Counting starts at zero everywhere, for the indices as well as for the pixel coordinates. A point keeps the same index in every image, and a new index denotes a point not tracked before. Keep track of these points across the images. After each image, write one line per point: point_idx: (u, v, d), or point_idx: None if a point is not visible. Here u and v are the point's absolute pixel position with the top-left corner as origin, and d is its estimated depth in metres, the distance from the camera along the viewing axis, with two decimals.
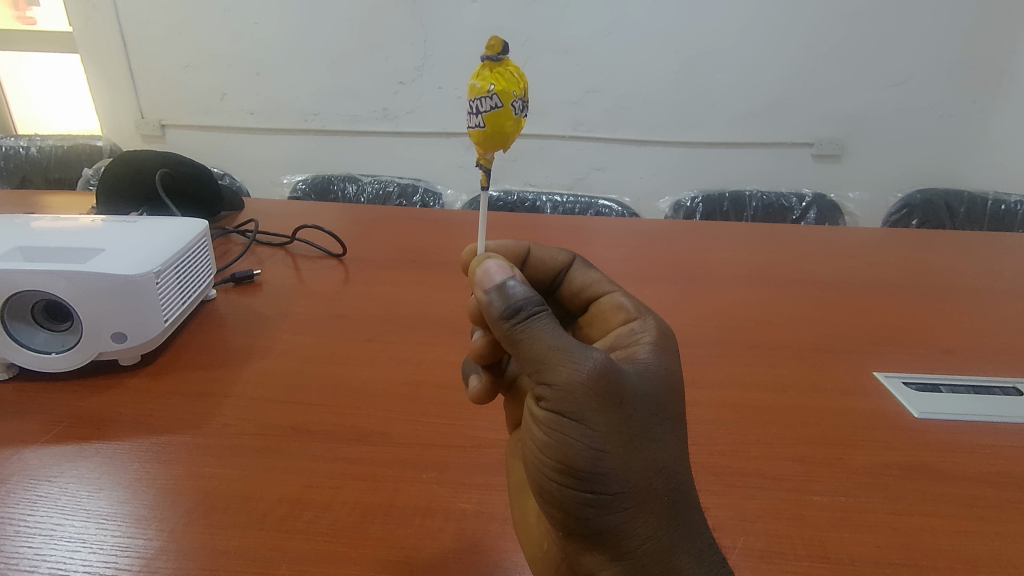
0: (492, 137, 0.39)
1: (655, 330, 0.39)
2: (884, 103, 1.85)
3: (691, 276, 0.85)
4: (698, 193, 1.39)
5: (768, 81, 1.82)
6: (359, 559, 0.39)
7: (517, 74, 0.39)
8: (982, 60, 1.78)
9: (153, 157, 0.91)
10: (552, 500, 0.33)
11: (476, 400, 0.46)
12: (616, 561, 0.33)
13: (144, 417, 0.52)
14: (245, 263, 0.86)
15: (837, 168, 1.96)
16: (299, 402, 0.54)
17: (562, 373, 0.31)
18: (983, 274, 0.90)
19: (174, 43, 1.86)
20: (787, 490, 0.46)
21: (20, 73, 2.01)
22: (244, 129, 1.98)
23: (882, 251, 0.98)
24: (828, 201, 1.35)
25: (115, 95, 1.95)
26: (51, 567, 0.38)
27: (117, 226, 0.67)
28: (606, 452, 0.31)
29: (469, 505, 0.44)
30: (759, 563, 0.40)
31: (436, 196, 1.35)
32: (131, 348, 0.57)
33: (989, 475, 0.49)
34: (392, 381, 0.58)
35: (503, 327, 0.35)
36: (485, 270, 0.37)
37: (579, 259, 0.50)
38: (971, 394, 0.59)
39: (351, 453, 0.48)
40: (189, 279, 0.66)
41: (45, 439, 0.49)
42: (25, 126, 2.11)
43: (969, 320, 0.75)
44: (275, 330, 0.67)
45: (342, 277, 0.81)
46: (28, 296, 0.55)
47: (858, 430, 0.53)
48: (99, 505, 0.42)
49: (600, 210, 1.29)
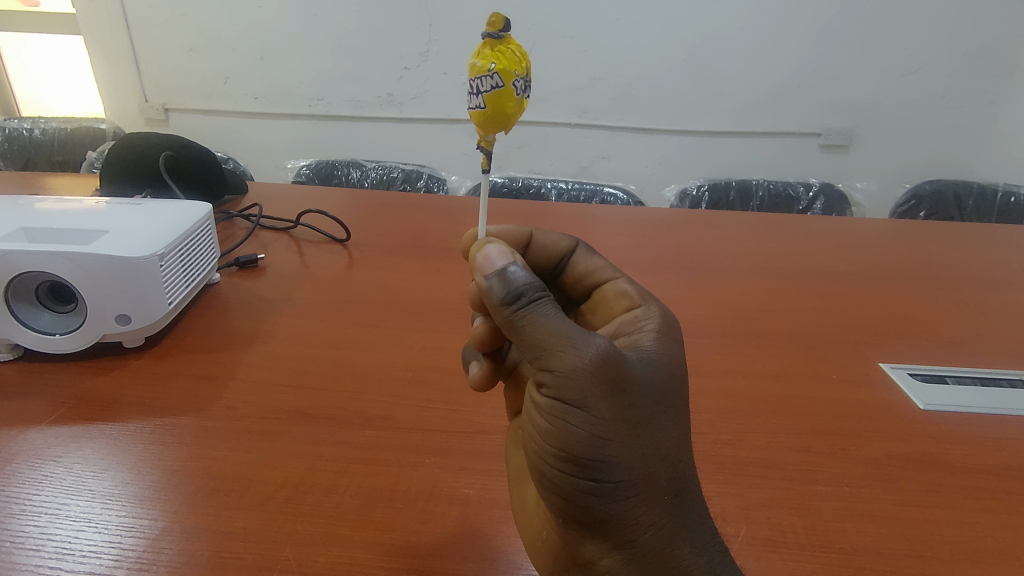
0: (494, 118, 0.39)
1: (659, 317, 0.39)
2: (894, 93, 1.82)
3: (697, 265, 0.84)
4: (704, 182, 1.37)
5: (777, 70, 1.79)
6: (362, 542, 0.39)
7: (519, 53, 0.39)
8: (994, 49, 1.75)
9: (155, 139, 0.90)
10: (553, 487, 0.33)
11: (476, 386, 0.46)
12: (616, 551, 0.33)
13: (148, 399, 0.52)
14: (249, 247, 0.86)
15: (845, 159, 1.94)
16: (302, 386, 0.54)
17: (564, 359, 0.31)
18: (991, 267, 0.89)
19: (175, 26, 1.84)
20: (790, 479, 0.46)
21: (23, 54, 2.01)
22: (247, 113, 1.97)
23: (890, 243, 0.97)
24: (836, 191, 1.33)
25: (118, 77, 1.94)
26: (57, 546, 0.38)
27: (120, 209, 0.66)
28: (608, 439, 0.31)
29: (471, 490, 0.44)
30: (761, 551, 0.40)
31: (440, 182, 1.35)
32: (135, 331, 0.57)
33: (995, 468, 0.48)
34: (396, 366, 0.58)
35: (504, 313, 0.34)
36: (485, 255, 0.37)
37: (582, 245, 0.50)
38: (977, 386, 0.59)
39: (353, 438, 0.48)
40: (193, 263, 0.66)
41: (50, 419, 0.49)
42: (29, 108, 2.11)
43: (975, 312, 0.74)
44: (278, 314, 0.67)
45: (345, 261, 0.81)
46: (32, 278, 0.55)
47: (862, 420, 0.53)
48: (104, 485, 0.43)
49: (606, 198, 1.27)
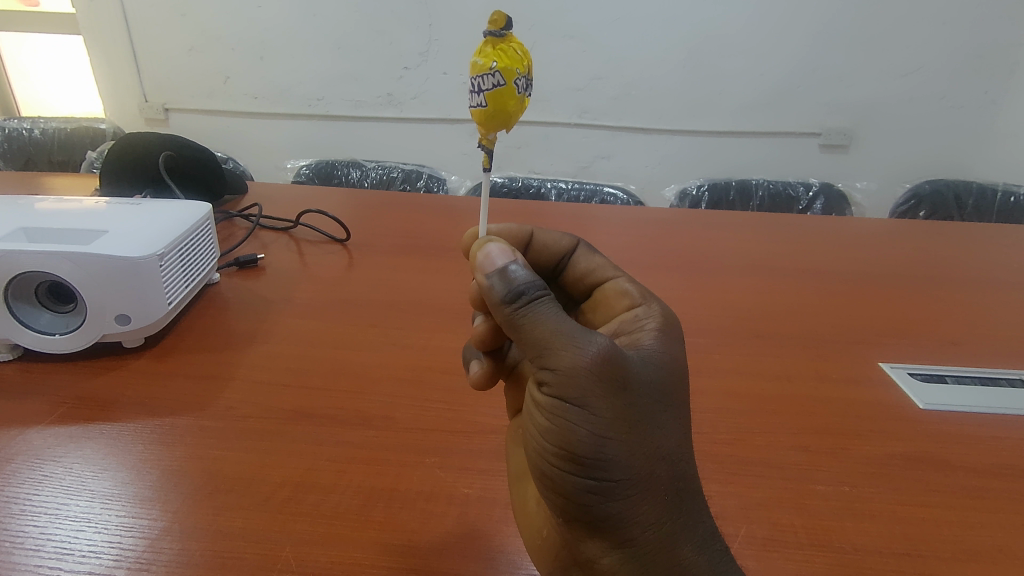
0: (495, 116, 0.39)
1: (659, 316, 0.39)
2: (894, 93, 1.82)
3: (697, 265, 0.84)
4: (704, 182, 1.37)
5: (777, 70, 1.79)
6: (362, 542, 0.39)
7: (520, 51, 0.39)
8: (993, 49, 1.75)
9: (155, 139, 0.90)
10: (554, 486, 0.33)
11: (476, 385, 0.46)
12: (616, 549, 0.33)
13: (148, 399, 0.52)
14: (248, 247, 0.86)
15: (845, 159, 1.94)
16: (302, 386, 0.54)
17: (565, 358, 0.31)
18: (991, 267, 0.89)
19: (175, 26, 1.84)
20: (790, 479, 0.46)
21: (22, 53, 2.01)
22: (246, 113, 1.97)
23: (891, 242, 0.97)
24: (836, 191, 1.33)
25: (118, 77, 1.94)
26: (56, 546, 0.38)
27: (120, 208, 0.66)
28: (608, 438, 0.31)
29: (471, 490, 0.44)
30: (761, 551, 0.40)
31: (440, 182, 1.35)
32: (134, 331, 0.57)
33: (996, 467, 0.48)
34: (396, 366, 0.58)
35: (504, 311, 0.34)
36: (486, 254, 0.37)
37: (583, 244, 0.49)
38: (977, 386, 0.59)
39: (353, 437, 0.48)
40: (193, 263, 0.66)
41: (49, 419, 0.49)
42: (28, 108, 2.11)
43: (975, 312, 0.74)
44: (278, 314, 0.67)
45: (345, 261, 0.81)
46: (31, 278, 0.55)
47: (863, 420, 0.53)
48: (104, 485, 0.43)
49: (606, 197, 1.27)
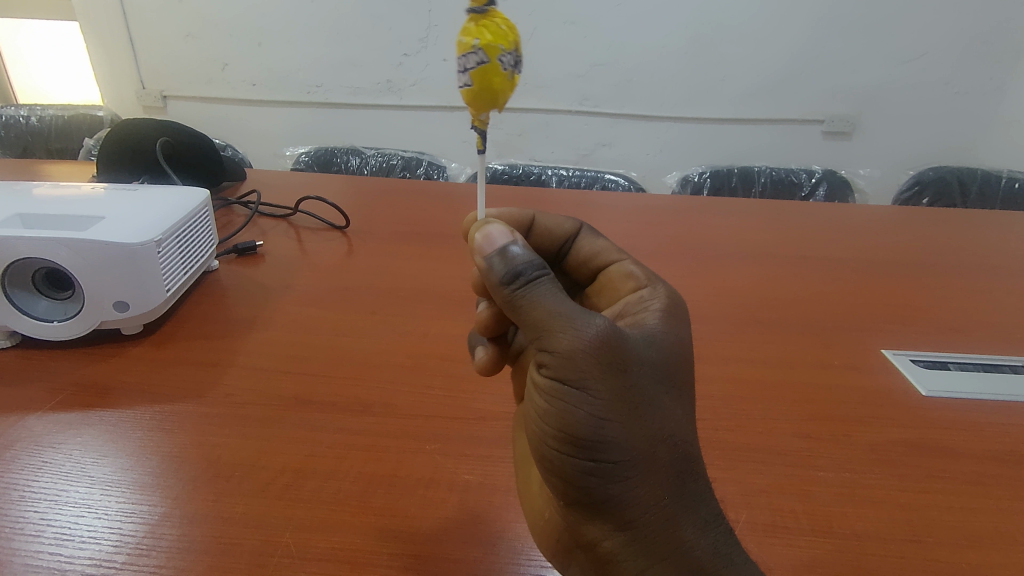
0: (481, 95, 0.38)
1: (664, 298, 0.38)
2: (897, 78, 1.80)
3: (699, 252, 0.83)
4: (706, 168, 1.36)
5: (780, 55, 1.77)
6: (362, 527, 0.39)
7: (505, 26, 0.37)
8: (999, 34, 1.72)
9: (152, 125, 0.89)
10: (555, 470, 0.33)
11: (484, 372, 0.46)
12: (619, 531, 0.33)
13: (148, 386, 0.52)
14: (248, 235, 0.85)
15: (847, 145, 1.92)
16: (302, 372, 0.54)
17: (564, 340, 0.31)
18: (993, 255, 0.88)
19: (172, 12, 1.82)
20: (791, 465, 0.46)
21: (19, 41, 1.98)
22: (244, 100, 1.95)
23: (896, 230, 0.96)
24: (838, 176, 1.31)
25: (115, 65, 1.93)
26: (56, 532, 0.38)
27: (117, 195, 0.65)
28: (609, 420, 0.31)
29: (471, 477, 0.44)
30: (762, 537, 0.40)
31: (440, 169, 1.34)
32: (133, 317, 0.57)
33: (997, 454, 0.48)
34: (396, 353, 0.58)
35: (504, 293, 0.34)
36: (485, 235, 0.36)
37: (586, 227, 0.49)
38: (980, 372, 0.59)
39: (352, 424, 0.48)
40: (191, 249, 0.66)
41: (50, 406, 0.49)
42: (26, 96, 2.09)
43: (977, 298, 0.74)
44: (277, 300, 0.66)
45: (345, 248, 0.81)
46: (28, 264, 0.54)
47: (865, 407, 0.53)
48: (104, 471, 0.43)
49: (607, 184, 1.26)
